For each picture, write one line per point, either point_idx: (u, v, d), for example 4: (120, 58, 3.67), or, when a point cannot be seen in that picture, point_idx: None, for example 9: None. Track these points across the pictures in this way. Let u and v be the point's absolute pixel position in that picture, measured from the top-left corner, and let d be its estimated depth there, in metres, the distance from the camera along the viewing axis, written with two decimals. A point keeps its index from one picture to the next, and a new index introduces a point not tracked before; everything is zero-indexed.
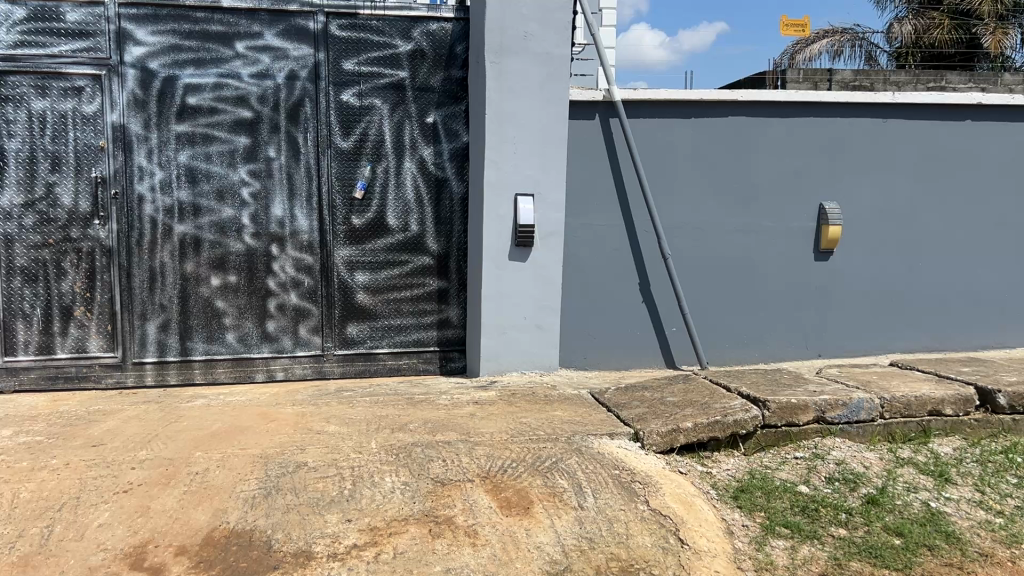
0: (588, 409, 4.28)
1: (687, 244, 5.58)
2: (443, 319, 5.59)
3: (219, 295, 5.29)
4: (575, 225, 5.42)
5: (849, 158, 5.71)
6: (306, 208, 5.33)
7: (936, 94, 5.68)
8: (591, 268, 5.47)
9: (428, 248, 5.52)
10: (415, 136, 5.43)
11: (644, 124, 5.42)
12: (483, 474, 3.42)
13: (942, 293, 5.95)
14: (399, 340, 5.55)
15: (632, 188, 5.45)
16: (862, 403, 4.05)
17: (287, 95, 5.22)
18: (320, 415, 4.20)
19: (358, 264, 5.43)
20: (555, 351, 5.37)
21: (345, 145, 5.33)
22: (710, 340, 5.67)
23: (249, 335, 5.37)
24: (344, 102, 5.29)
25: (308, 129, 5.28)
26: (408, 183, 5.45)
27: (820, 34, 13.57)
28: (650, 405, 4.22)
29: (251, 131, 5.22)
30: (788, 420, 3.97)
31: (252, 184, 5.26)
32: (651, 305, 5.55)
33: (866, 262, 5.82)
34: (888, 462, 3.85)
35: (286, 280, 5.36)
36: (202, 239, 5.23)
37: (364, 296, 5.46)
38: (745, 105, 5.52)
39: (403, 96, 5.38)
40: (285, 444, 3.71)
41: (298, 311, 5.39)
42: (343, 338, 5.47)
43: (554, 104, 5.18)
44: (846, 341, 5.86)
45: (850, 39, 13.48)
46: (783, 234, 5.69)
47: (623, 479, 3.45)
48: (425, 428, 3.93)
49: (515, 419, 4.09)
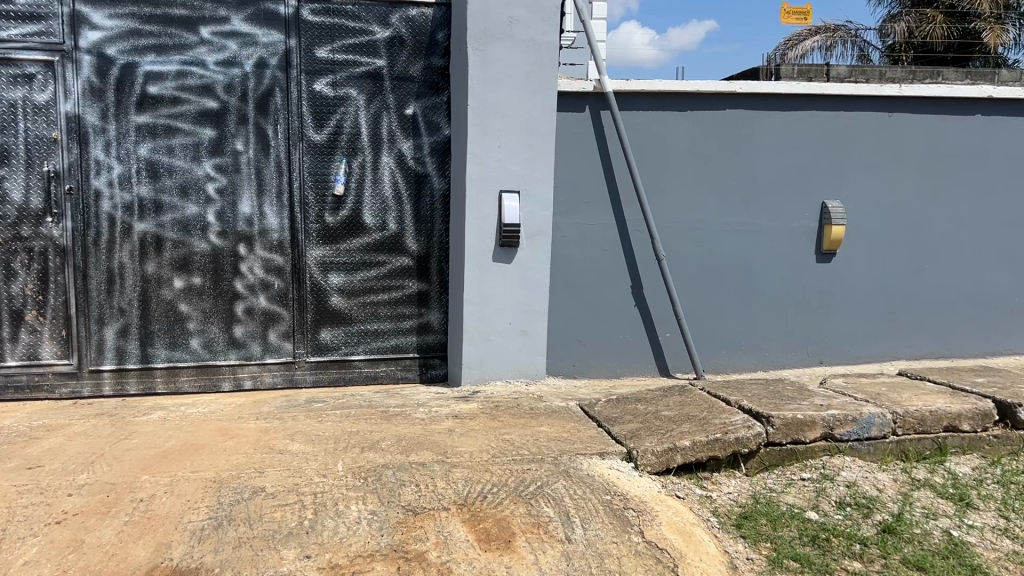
0: (576, 424, 3.95)
1: (683, 245, 5.25)
2: (424, 323, 5.25)
3: (182, 298, 4.94)
4: (564, 224, 5.09)
5: (852, 154, 5.41)
6: (276, 205, 4.97)
7: (945, 87, 5.39)
8: (581, 270, 5.14)
9: (407, 248, 5.17)
10: (394, 128, 5.08)
11: (638, 117, 5.09)
12: (460, 502, 3.08)
13: (950, 296, 5.64)
14: (376, 346, 5.20)
15: (624, 185, 5.12)
16: (873, 419, 3.74)
17: (255, 84, 4.87)
18: (285, 431, 3.85)
19: (332, 266, 5.08)
20: (541, 358, 5.03)
21: (317, 138, 4.98)
22: (707, 346, 5.35)
23: (214, 341, 5.01)
24: (317, 92, 4.94)
25: (278, 120, 4.92)
26: (386, 179, 5.11)
27: (812, 31, 13.28)
28: (644, 420, 3.89)
29: (217, 122, 4.87)
30: (793, 437, 3.66)
31: (218, 179, 4.90)
32: (644, 309, 5.23)
33: (871, 264, 5.51)
34: (903, 485, 3.53)
35: (254, 282, 5.01)
36: (164, 238, 4.88)
37: (338, 299, 5.11)
38: (744, 97, 5.21)
39: (381, 85, 5.03)
40: (242, 466, 3.37)
41: (267, 315, 5.04)
42: (316, 344, 5.12)
43: (541, 95, 4.85)
44: (850, 347, 5.55)
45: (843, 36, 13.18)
46: (783, 234, 5.38)
47: (615, 506, 3.13)
48: (398, 447, 3.58)
49: (497, 436, 3.75)
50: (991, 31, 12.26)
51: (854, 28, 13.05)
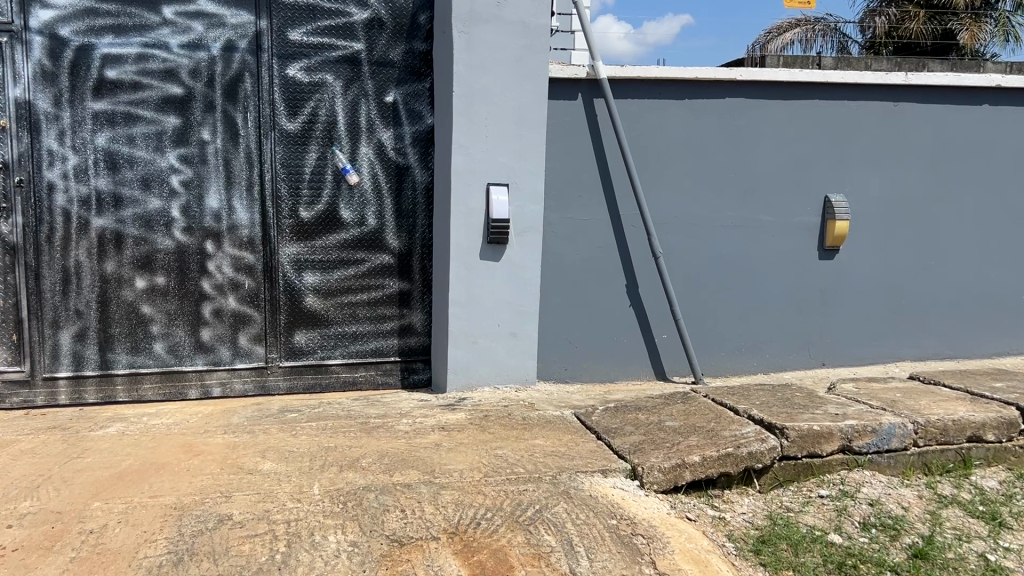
0: (573, 437, 3.65)
1: (680, 241, 4.97)
2: (405, 325, 4.92)
3: (145, 300, 4.57)
4: (555, 219, 4.78)
5: (857, 146, 5.15)
6: (246, 200, 4.62)
7: (953, 75, 5.13)
8: (572, 269, 4.83)
9: (388, 245, 4.84)
10: (373, 117, 4.74)
11: (633, 106, 4.79)
12: (450, 530, 2.77)
13: (956, 295, 5.40)
14: (354, 349, 4.87)
15: (619, 178, 4.82)
16: (894, 429, 3.47)
17: (223, 69, 4.51)
18: (255, 447, 3.51)
19: (306, 264, 4.73)
20: (532, 362, 4.72)
21: (290, 128, 4.62)
22: (705, 349, 5.07)
23: (180, 345, 4.65)
24: (290, 77, 4.59)
25: (247, 108, 4.56)
26: (365, 172, 4.76)
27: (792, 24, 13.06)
28: (647, 432, 3.59)
29: (182, 110, 4.50)
30: (810, 450, 3.38)
31: (183, 171, 4.54)
32: (640, 310, 4.94)
33: (875, 261, 5.26)
34: (929, 502, 3.26)
35: (223, 282, 4.65)
36: (125, 235, 4.51)
37: (314, 300, 4.77)
38: (743, 85, 4.93)
39: (359, 71, 4.69)
40: (207, 489, 3.03)
41: (237, 317, 4.69)
42: (290, 348, 4.78)
43: (531, 81, 4.53)
44: (853, 348, 5.29)
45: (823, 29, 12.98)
46: (785, 230, 5.11)
47: (623, 533, 2.83)
48: (379, 465, 3.26)
49: (488, 451, 3.43)
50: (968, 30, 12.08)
51: (835, 20, 12.86)
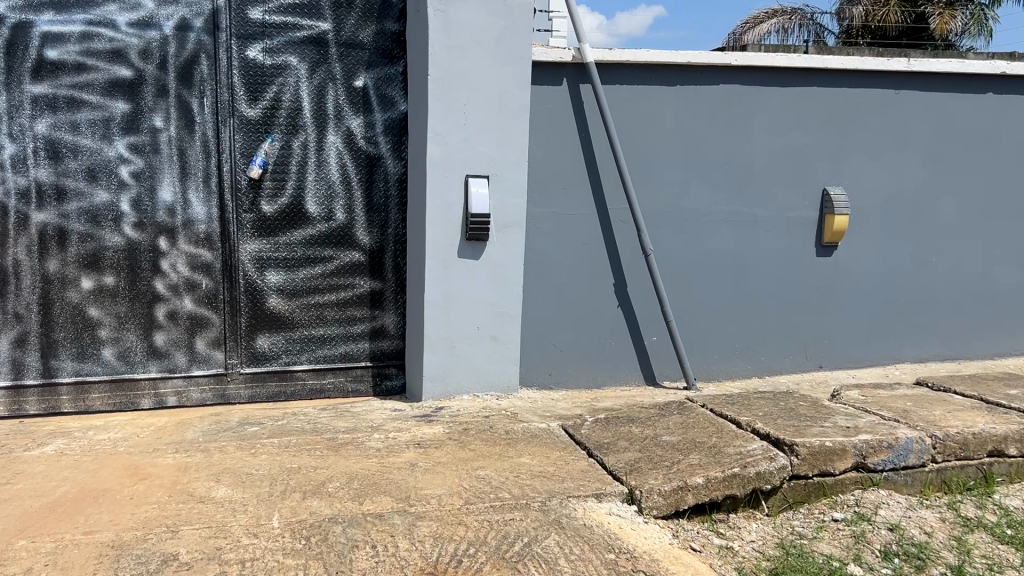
0: (561, 453, 3.32)
1: (672, 238, 4.66)
2: (377, 328, 4.56)
3: (92, 302, 4.18)
4: (539, 214, 4.45)
5: (856, 136, 4.87)
6: (202, 192, 4.24)
7: (956, 61, 4.87)
8: (557, 268, 4.50)
9: (358, 242, 4.47)
10: (341, 103, 4.37)
11: (622, 92, 4.47)
12: (428, 570, 2.43)
13: (957, 293, 5.15)
14: (321, 354, 4.50)
15: (606, 170, 4.51)
16: (911, 445, 3.18)
17: (176, 50, 4.13)
18: (209, 469, 3.15)
19: (269, 262, 4.35)
20: (513, 368, 4.38)
21: (251, 114, 4.24)
22: (697, 352, 4.77)
23: (131, 352, 4.27)
24: (250, 60, 4.20)
25: (204, 92, 4.18)
26: (333, 163, 4.39)
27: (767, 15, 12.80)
28: (642, 448, 3.28)
29: (131, 94, 4.11)
30: (821, 469, 3.09)
31: (133, 162, 4.15)
32: (629, 310, 4.63)
33: (874, 258, 4.99)
34: (953, 526, 2.98)
35: (177, 282, 4.27)
36: (69, 230, 4.11)
37: (277, 301, 4.39)
38: (739, 71, 4.63)
39: (325, 53, 4.31)
40: (151, 522, 2.67)
41: (194, 320, 4.32)
42: (251, 353, 4.40)
43: (513, 64, 4.18)
44: (851, 350, 5.02)
45: (798, 19, 12.72)
46: (781, 225, 4.82)
47: (623, 570, 2.51)
48: (347, 491, 2.91)
49: (468, 472, 3.10)
50: (938, 18, 11.92)
51: (811, 10, 12.62)
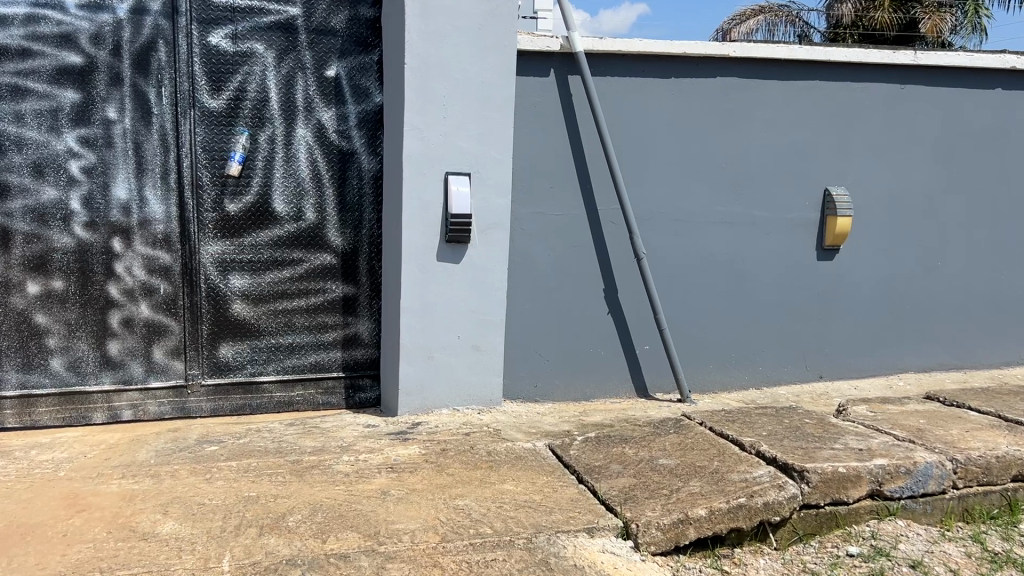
0: (548, 479, 3.03)
1: (665, 240, 4.37)
2: (350, 336, 4.23)
3: (39, 307, 3.83)
4: (524, 214, 4.15)
5: (860, 133, 4.61)
6: (160, 190, 3.90)
7: (964, 55, 4.62)
8: (544, 272, 4.20)
9: (330, 244, 4.15)
10: (312, 94, 4.04)
11: (613, 85, 4.18)
12: None
13: (963, 299, 4.90)
14: (289, 364, 4.17)
15: (596, 168, 4.22)
16: (931, 470, 2.92)
17: (131, 35, 3.79)
18: (156, 499, 2.83)
19: (232, 265, 4.02)
20: (497, 380, 4.08)
21: (213, 105, 3.91)
22: (692, 362, 4.48)
23: (83, 361, 3.92)
24: (213, 47, 3.87)
25: (161, 82, 3.84)
26: (302, 158, 4.06)
27: (754, 11, 12.52)
28: (637, 473, 2.99)
29: (82, 82, 3.77)
30: (834, 497, 2.81)
31: (84, 156, 3.81)
32: (620, 318, 4.34)
33: (878, 262, 4.72)
34: (980, 563, 2.71)
35: (133, 286, 3.93)
36: (13, 231, 3.76)
37: (242, 307, 4.06)
38: (737, 63, 4.35)
39: (294, 40, 3.99)
40: (84, 566, 2.35)
41: (151, 328, 3.98)
42: (213, 363, 4.07)
43: (497, 53, 3.88)
44: (852, 359, 4.76)
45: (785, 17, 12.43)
46: (781, 227, 4.54)
47: None
48: (309, 527, 2.60)
49: (445, 503, 2.80)
50: (929, 20, 11.53)
51: (797, 6, 12.40)
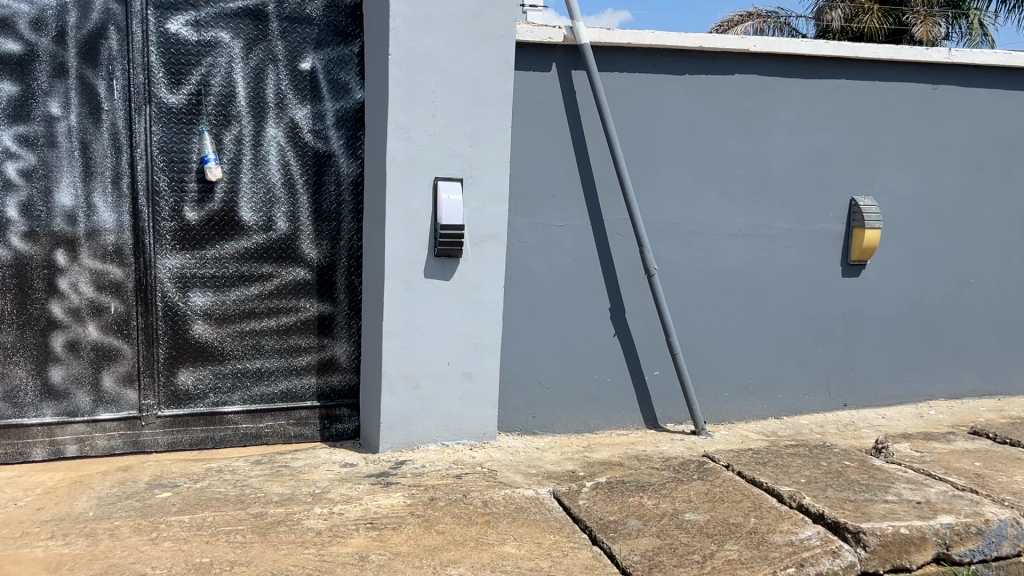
0: (557, 538, 2.58)
1: (678, 253, 3.94)
2: (327, 360, 3.75)
3: None
4: (522, 225, 3.71)
5: (888, 137, 4.20)
6: (111, 196, 3.42)
7: (1003, 52, 4.24)
8: (543, 289, 3.76)
9: (304, 257, 3.68)
10: (284, 89, 3.58)
11: (622, 82, 3.76)
12: None
13: (997, 318, 4.50)
14: (258, 393, 3.68)
15: (602, 174, 3.78)
16: (1005, 530, 2.50)
17: (78, 20, 3.31)
18: (89, 569, 2.36)
19: (193, 281, 3.54)
20: (491, 410, 3.62)
21: (172, 101, 3.44)
22: (706, 389, 4.05)
23: (20, 391, 3.41)
24: (172, 35, 3.41)
25: (113, 73, 3.36)
26: (273, 161, 3.60)
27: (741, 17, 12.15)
28: (661, 530, 2.55)
29: (20, 73, 3.28)
30: (896, 564, 2.39)
31: (22, 157, 3.32)
32: (627, 340, 3.90)
33: (907, 278, 4.31)
34: None
35: (80, 305, 3.44)
36: None
37: (204, 328, 3.58)
38: (757, 58, 3.94)
39: (265, 29, 3.53)
40: None
41: (100, 352, 3.48)
42: (171, 392, 3.57)
43: (493, 43, 3.43)
44: (879, 385, 4.34)
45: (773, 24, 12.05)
46: (803, 240, 4.12)
47: None
48: None
49: (435, 572, 2.35)
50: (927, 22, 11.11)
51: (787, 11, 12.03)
